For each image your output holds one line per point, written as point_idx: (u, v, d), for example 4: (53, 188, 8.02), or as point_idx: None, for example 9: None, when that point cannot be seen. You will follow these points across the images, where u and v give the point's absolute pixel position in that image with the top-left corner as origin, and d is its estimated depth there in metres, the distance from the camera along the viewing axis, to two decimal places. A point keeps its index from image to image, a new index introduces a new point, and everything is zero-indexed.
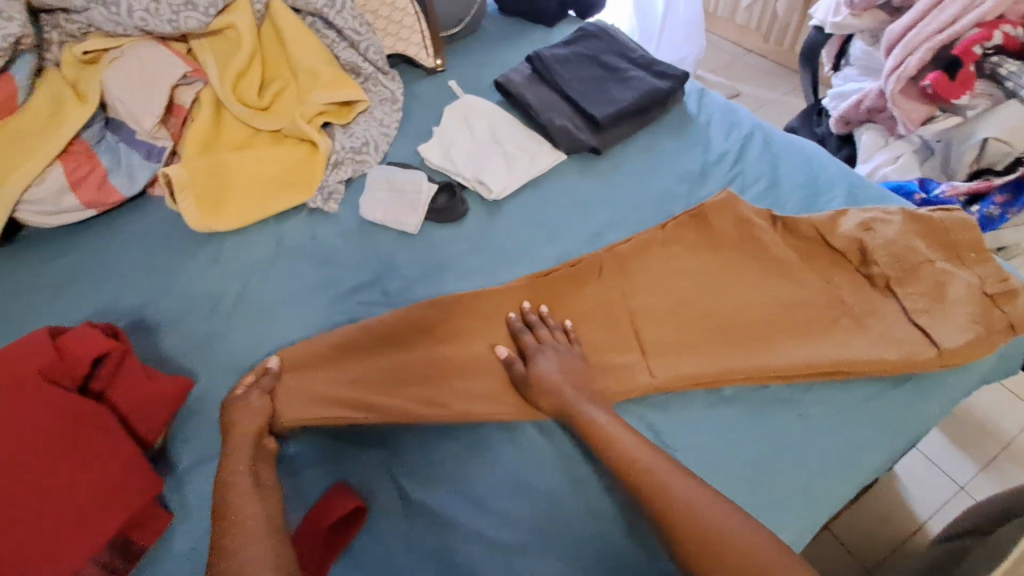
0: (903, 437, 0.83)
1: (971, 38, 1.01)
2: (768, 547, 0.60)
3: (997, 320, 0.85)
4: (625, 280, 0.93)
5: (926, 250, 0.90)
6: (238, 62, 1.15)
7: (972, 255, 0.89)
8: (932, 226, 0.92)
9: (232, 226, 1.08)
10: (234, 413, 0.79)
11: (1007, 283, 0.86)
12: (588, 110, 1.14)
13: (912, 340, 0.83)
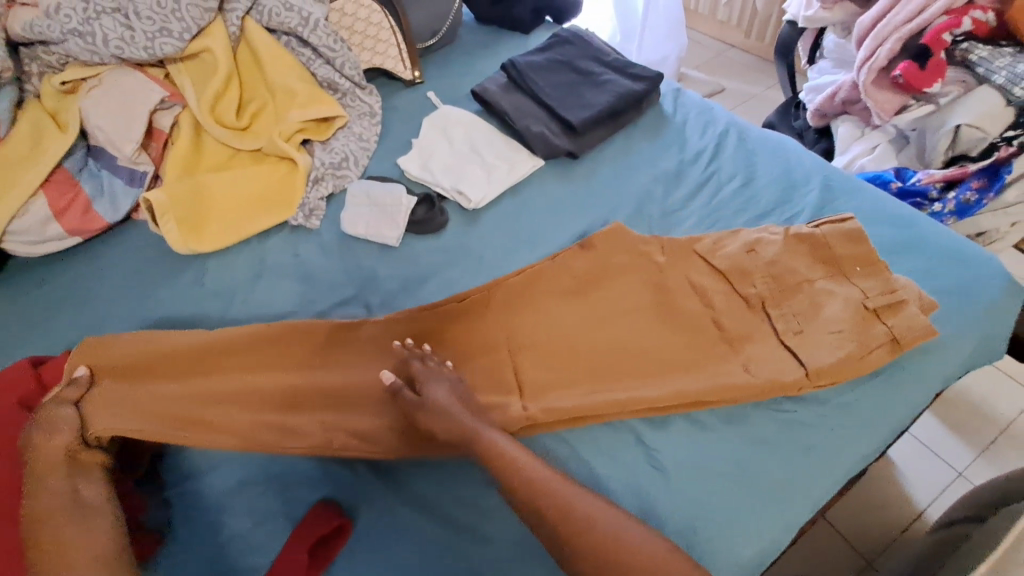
0: (892, 425, 0.83)
1: (940, 26, 1.01)
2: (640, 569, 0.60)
3: (879, 335, 0.81)
4: (509, 314, 0.90)
5: (807, 267, 0.87)
6: (215, 85, 1.16)
7: (857, 269, 0.86)
8: (816, 242, 0.89)
9: (215, 246, 1.10)
10: (35, 432, 0.73)
11: (891, 295, 0.83)
12: (562, 115, 1.15)
13: (814, 364, 0.80)
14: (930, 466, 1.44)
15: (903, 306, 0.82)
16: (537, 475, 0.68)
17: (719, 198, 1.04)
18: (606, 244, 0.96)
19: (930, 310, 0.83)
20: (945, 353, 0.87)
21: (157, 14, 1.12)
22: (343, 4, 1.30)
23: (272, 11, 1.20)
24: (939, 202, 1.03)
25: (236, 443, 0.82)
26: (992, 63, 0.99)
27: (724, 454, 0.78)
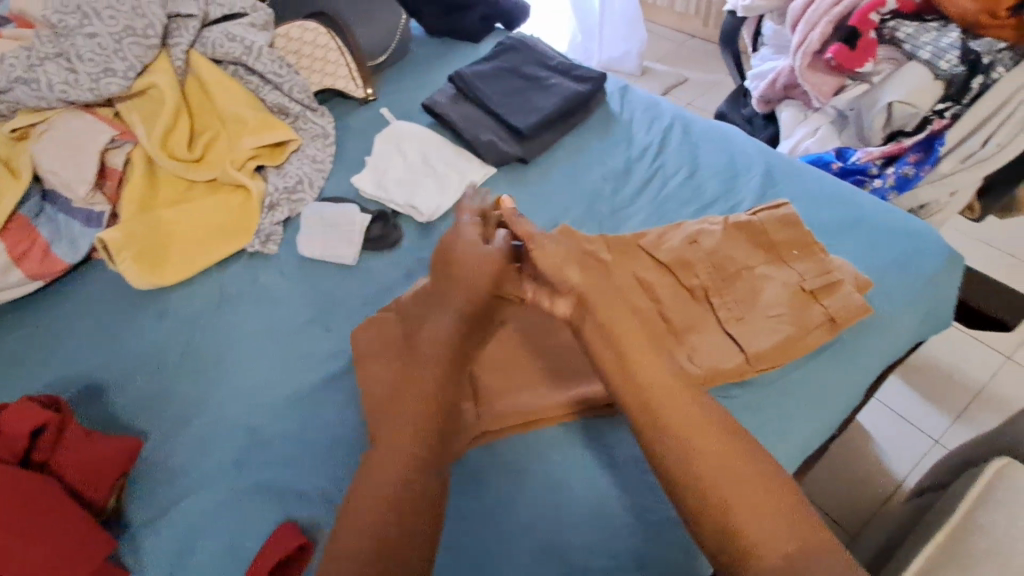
0: (839, 400, 0.85)
1: (866, 7, 1.04)
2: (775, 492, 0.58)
3: (816, 315, 0.83)
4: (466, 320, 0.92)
5: (745, 255, 0.90)
6: (164, 120, 1.17)
7: (793, 254, 0.89)
8: (753, 230, 0.92)
9: (175, 279, 1.10)
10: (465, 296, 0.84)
11: (827, 276, 0.85)
12: (509, 122, 1.17)
13: (761, 347, 0.81)
14: (907, 436, 1.45)
15: (838, 287, 0.84)
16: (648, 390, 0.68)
17: (665, 192, 1.07)
18: None
19: (863, 290, 0.86)
20: (890, 326, 0.89)
21: (99, 56, 1.14)
22: (288, 31, 1.32)
23: (215, 42, 1.22)
24: (879, 178, 1.05)
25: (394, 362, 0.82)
26: (918, 39, 1.01)
27: None
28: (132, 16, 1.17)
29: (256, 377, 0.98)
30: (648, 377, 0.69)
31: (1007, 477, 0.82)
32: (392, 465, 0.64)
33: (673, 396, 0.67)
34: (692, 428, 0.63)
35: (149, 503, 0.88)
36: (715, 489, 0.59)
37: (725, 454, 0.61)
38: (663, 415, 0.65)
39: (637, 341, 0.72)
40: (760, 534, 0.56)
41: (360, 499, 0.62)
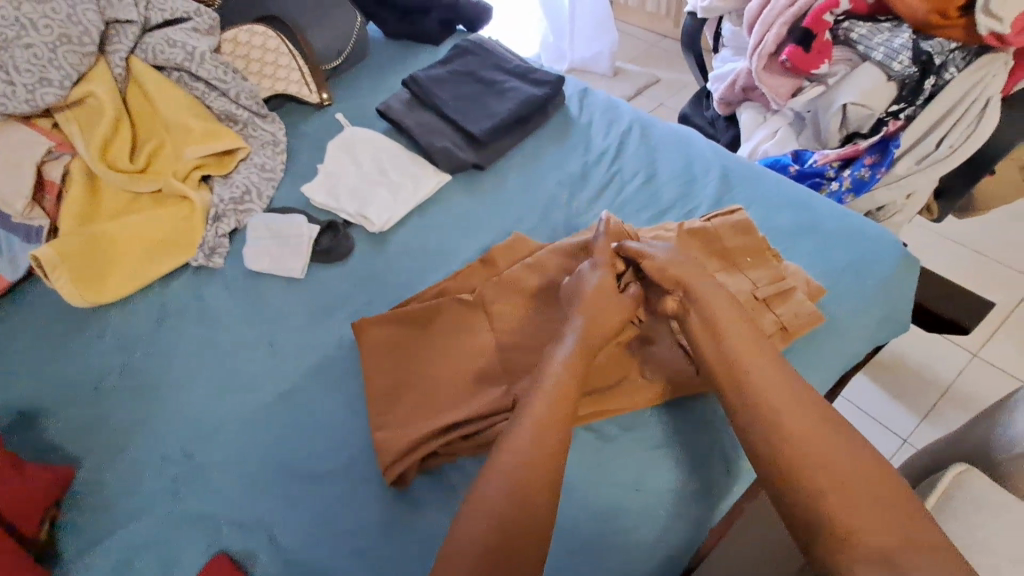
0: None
1: (820, 8, 1.02)
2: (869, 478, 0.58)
3: (770, 324, 0.81)
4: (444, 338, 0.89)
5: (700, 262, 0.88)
6: (103, 130, 1.12)
7: (747, 261, 0.87)
8: (707, 236, 0.90)
9: (117, 295, 1.05)
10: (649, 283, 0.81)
11: (779, 283, 0.84)
12: (465, 128, 1.14)
13: None
14: (876, 436, 1.43)
15: (791, 293, 0.83)
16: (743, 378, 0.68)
17: (623, 197, 1.04)
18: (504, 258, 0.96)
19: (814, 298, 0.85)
20: (845, 332, 0.87)
21: (34, 65, 1.08)
22: (236, 35, 1.29)
23: (155, 48, 1.17)
24: (836, 180, 1.06)
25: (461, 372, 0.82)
26: (871, 40, 1.00)
27: (623, 459, 0.77)
28: (67, 22, 1.10)
29: (194, 398, 0.92)
30: (755, 359, 0.69)
31: (965, 486, 0.72)
32: (516, 451, 0.65)
33: (769, 375, 0.67)
34: (787, 410, 0.64)
35: (80, 536, 0.82)
36: (816, 472, 0.59)
37: (817, 438, 0.61)
38: (767, 400, 0.65)
39: (743, 323, 0.72)
40: (849, 521, 0.55)
41: (502, 484, 0.62)
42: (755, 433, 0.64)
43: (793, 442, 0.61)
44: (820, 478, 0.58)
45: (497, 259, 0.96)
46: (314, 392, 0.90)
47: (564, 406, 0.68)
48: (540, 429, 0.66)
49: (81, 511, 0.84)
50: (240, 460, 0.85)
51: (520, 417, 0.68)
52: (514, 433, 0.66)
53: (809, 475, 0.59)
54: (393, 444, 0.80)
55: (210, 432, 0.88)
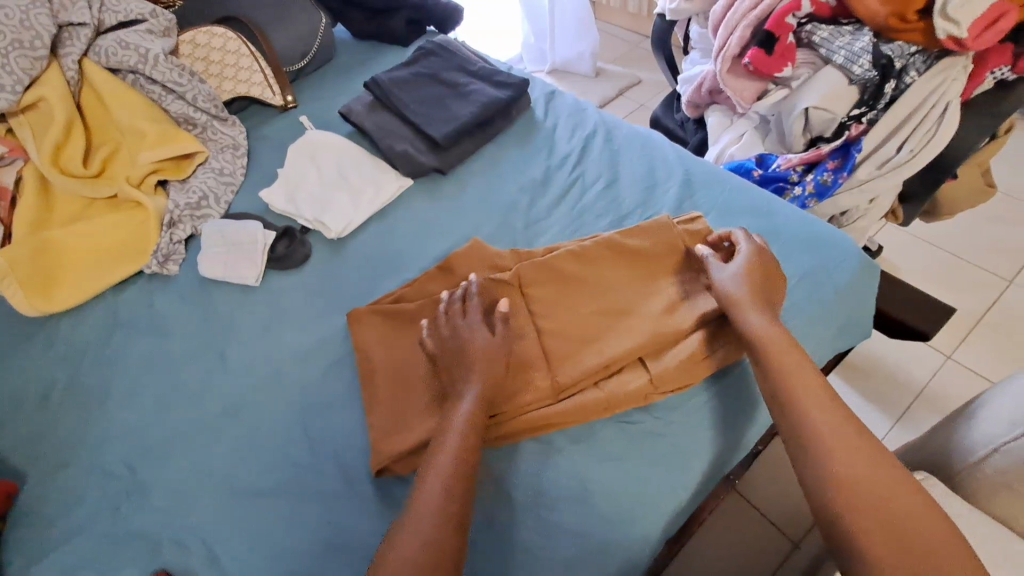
0: (746, 418, 0.82)
1: (781, 10, 1.01)
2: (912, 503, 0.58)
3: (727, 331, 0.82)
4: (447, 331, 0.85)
5: (658, 276, 0.88)
6: (54, 135, 1.09)
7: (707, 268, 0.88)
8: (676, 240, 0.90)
9: (69, 305, 1.02)
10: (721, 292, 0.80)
11: None
12: (426, 132, 1.12)
13: (669, 369, 0.79)
14: None
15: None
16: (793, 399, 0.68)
17: (583, 202, 1.03)
18: (464, 263, 0.93)
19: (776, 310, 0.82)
20: (803, 340, 0.86)
21: None
22: (194, 37, 1.27)
23: (108, 51, 1.14)
24: (799, 185, 1.05)
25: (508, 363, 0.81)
26: (833, 43, 0.99)
27: (573, 472, 0.75)
28: (20, 28, 1.07)
29: (142, 410, 0.90)
30: (805, 381, 0.69)
31: None
32: (429, 495, 0.64)
33: (822, 403, 0.67)
34: (830, 432, 0.64)
35: (19, 555, 0.79)
36: (869, 509, 0.58)
37: (863, 465, 0.61)
38: (813, 423, 0.65)
39: (798, 355, 0.72)
40: (900, 562, 0.54)
41: (414, 530, 0.61)
42: (809, 459, 0.63)
43: (835, 459, 0.62)
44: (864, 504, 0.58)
45: (456, 267, 0.93)
46: (263, 403, 0.88)
47: (472, 454, 0.68)
48: (448, 477, 0.66)
49: (20, 529, 0.81)
50: (185, 475, 0.82)
51: (431, 467, 0.67)
52: (431, 477, 0.66)
53: (860, 509, 0.58)
54: (387, 443, 0.78)
55: (154, 446, 0.86)
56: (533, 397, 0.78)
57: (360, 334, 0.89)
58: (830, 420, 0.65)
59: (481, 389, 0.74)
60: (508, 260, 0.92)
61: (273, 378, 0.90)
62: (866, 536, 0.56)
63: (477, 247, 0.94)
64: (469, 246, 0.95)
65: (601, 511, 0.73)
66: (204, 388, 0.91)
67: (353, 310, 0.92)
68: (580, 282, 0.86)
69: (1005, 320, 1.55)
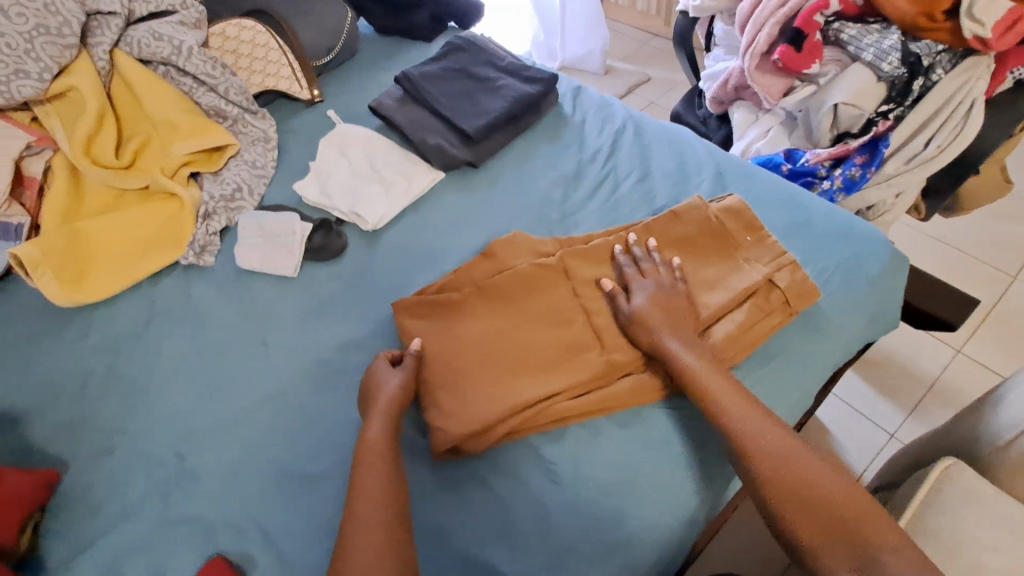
0: (793, 387, 0.85)
1: (811, 9, 1.04)
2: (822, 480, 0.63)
3: (775, 299, 0.86)
4: (494, 313, 0.86)
5: (706, 257, 0.90)
6: (87, 125, 1.08)
7: (749, 239, 0.92)
8: (716, 228, 0.92)
9: (103, 295, 1.03)
10: (743, 278, 0.86)
11: (780, 260, 0.89)
12: (458, 125, 1.13)
13: (726, 341, 0.82)
14: (864, 430, 1.43)
15: (793, 268, 0.87)
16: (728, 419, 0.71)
17: (616, 196, 1.06)
18: (507, 252, 0.94)
19: (810, 300, 0.86)
20: (836, 330, 0.89)
21: (8, 56, 1.03)
22: (224, 29, 1.28)
23: (141, 41, 1.14)
24: (827, 179, 1.08)
25: (559, 343, 0.83)
26: (861, 41, 1.02)
27: (621, 456, 0.78)
28: (45, 13, 1.06)
29: (185, 399, 0.90)
30: (744, 416, 0.70)
31: (952, 480, 0.78)
32: (375, 502, 0.67)
33: (745, 414, 0.71)
34: (749, 432, 0.69)
35: (65, 541, 0.79)
36: (787, 488, 0.63)
37: (777, 458, 0.66)
38: (734, 426, 0.70)
39: (736, 387, 0.74)
40: (818, 535, 0.60)
41: (365, 538, 0.64)
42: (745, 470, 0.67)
43: (758, 452, 0.67)
44: (786, 495, 0.63)
45: (498, 252, 0.94)
46: (308, 391, 0.89)
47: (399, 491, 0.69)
48: (383, 500, 0.68)
49: (64, 518, 0.81)
50: (235, 460, 0.83)
51: (362, 486, 0.69)
52: (366, 501, 0.67)
53: (779, 494, 0.64)
54: (440, 426, 0.78)
55: (201, 433, 0.86)
56: (590, 374, 0.80)
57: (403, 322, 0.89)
58: (772, 427, 0.69)
59: (384, 418, 0.76)
60: (550, 248, 0.95)
61: (317, 366, 0.91)
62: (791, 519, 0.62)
63: (521, 236, 0.97)
64: (510, 237, 0.96)
65: (649, 496, 0.75)
66: (247, 378, 0.92)
67: (399, 299, 0.92)
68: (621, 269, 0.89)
69: (1012, 315, 1.59)
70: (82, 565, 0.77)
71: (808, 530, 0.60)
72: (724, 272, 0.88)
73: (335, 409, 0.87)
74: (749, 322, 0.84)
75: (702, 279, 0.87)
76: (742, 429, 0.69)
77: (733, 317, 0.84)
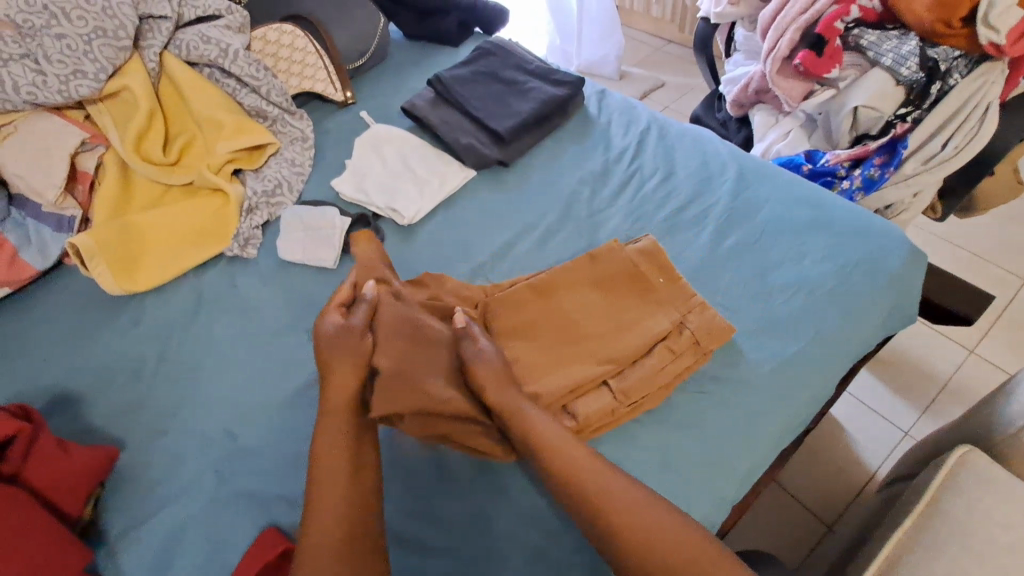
0: (815, 376, 0.89)
1: (831, 16, 1.08)
2: (682, 542, 0.62)
3: (686, 340, 0.86)
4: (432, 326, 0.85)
5: (620, 300, 0.91)
6: (138, 123, 1.14)
7: (664, 280, 0.92)
8: (632, 273, 0.92)
9: (151, 285, 1.08)
10: (652, 323, 0.87)
11: (692, 302, 0.90)
12: (488, 126, 1.18)
13: (635, 387, 0.82)
14: (878, 427, 1.46)
15: (703, 310, 0.89)
16: (585, 475, 0.68)
17: (641, 194, 1.10)
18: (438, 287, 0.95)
19: (724, 337, 0.87)
20: (855, 322, 0.92)
21: (69, 57, 1.09)
22: (265, 33, 1.33)
23: (189, 44, 1.20)
24: (847, 179, 1.12)
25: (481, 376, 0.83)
26: (880, 47, 1.06)
27: (651, 440, 0.82)
28: (102, 16, 1.11)
29: (233, 383, 0.95)
30: (597, 473, 0.68)
31: (969, 465, 0.81)
32: (328, 505, 0.67)
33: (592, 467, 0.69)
34: (612, 493, 0.66)
35: (124, 513, 0.84)
36: (642, 555, 0.61)
37: (636, 521, 0.63)
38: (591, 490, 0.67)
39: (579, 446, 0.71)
40: None
41: (316, 549, 0.64)
42: (594, 529, 0.65)
43: (616, 518, 0.64)
44: (643, 561, 0.61)
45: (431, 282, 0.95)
46: None
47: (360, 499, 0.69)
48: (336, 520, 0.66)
49: (123, 492, 0.86)
50: (283, 440, 0.88)
51: (324, 497, 0.68)
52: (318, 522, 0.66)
53: (638, 558, 0.61)
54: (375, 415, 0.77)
55: (249, 415, 0.91)
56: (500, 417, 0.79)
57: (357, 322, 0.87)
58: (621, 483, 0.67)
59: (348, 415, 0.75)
60: (475, 292, 0.94)
61: None
62: None
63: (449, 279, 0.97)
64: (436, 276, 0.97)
65: (680, 476, 0.79)
66: (292, 364, 0.96)
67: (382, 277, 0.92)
68: (540, 315, 0.89)
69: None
70: (142, 535, 0.82)
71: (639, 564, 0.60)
72: (636, 318, 0.88)
73: None
74: (660, 370, 0.83)
75: (618, 325, 0.87)
76: (602, 486, 0.67)
77: (654, 358, 0.84)
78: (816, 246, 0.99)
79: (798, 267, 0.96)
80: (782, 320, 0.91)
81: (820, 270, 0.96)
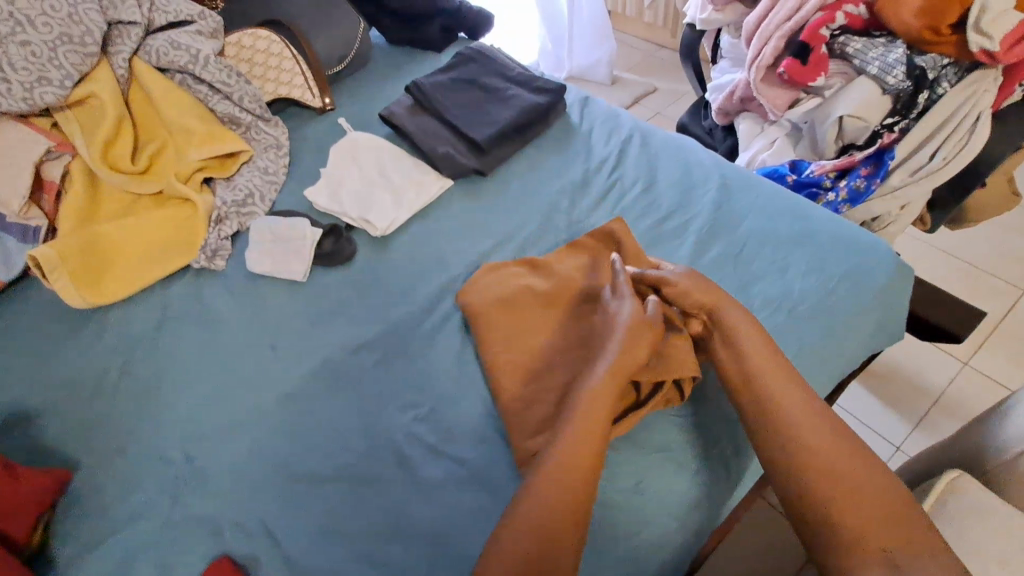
0: None
1: (816, 23, 1.05)
2: (864, 475, 0.63)
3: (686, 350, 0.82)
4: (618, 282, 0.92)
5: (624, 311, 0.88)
6: (105, 130, 1.11)
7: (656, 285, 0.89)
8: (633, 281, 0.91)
9: (117, 297, 1.04)
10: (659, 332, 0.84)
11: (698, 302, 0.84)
12: (467, 134, 1.15)
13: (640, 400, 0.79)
14: (870, 442, 1.42)
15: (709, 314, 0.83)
16: (776, 406, 0.70)
17: (622, 204, 1.07)
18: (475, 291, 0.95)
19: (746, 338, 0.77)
20: (840, 339, 0.89)
21: (33, 64, 1.06)
22: (240, 39, 1.30)
23: (159, 50, 1.17)
24: (832, 191, 1.09)
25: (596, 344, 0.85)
26: (866, 54, 1.03)
27: (625, 468, 0.78)
28: (68, 22, 1.08)
29: (195, 401, 0.92)
30: (789, 398, 0.70)
31: (957, 492, 0.78)
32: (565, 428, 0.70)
33: (811, 424, 0.68)
34: (799, 425, 0.68)
35: (76, 539, 0.80)
36: (833, 485, 0.62)
37: (825, 452, 0.65)
38: (788, 423, 0.68)
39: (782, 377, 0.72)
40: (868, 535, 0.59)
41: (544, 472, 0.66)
42: (782, 455, 0.67)
43: (808, 450, 0.65)
44: (831, 492, 0.62)
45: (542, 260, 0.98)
46: (317, 394, 0.90)
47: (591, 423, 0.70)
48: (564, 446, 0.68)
49: (75, 516, 0.82)
50: (243, 462, 0.84)
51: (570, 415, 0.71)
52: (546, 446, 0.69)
53: (829, 488, 0.62)
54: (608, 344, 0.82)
55: (210, 435, 0.88)
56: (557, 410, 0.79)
57: (477, 305, 0.93)
58: (809, 411, 0.69)
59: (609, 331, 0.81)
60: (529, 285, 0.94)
61: (325, 370, 0.93)
62: (837, 513, 0.61)
63: (483, 278, 0.97)
64: (477, 276, 0.98)
65: (653, 503, 0.76)
66: (256, 381, 0.93)
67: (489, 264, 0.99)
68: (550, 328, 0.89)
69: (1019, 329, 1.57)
70: (91, 563, 0.78)
71: (867, 542, 0.58)
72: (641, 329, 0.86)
73: (342, 413, 0.88)
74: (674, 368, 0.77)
75: None
76: (786, 415, 0.69)
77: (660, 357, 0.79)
78: (801, 262, 0.95)
79: (779, 281, 0.93)
80: (765, 336, 0.88)
81: (805, 283, 0.92)
